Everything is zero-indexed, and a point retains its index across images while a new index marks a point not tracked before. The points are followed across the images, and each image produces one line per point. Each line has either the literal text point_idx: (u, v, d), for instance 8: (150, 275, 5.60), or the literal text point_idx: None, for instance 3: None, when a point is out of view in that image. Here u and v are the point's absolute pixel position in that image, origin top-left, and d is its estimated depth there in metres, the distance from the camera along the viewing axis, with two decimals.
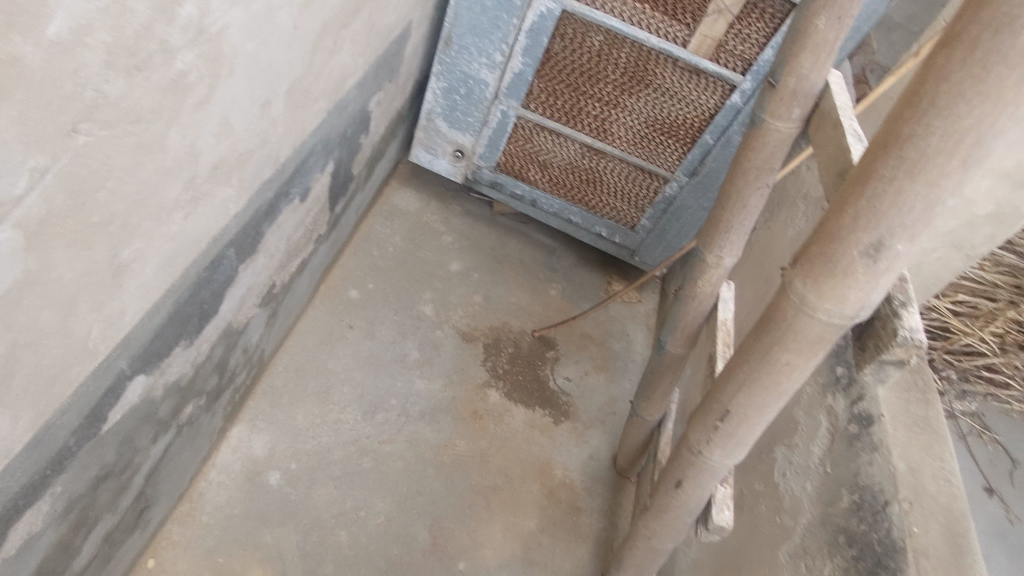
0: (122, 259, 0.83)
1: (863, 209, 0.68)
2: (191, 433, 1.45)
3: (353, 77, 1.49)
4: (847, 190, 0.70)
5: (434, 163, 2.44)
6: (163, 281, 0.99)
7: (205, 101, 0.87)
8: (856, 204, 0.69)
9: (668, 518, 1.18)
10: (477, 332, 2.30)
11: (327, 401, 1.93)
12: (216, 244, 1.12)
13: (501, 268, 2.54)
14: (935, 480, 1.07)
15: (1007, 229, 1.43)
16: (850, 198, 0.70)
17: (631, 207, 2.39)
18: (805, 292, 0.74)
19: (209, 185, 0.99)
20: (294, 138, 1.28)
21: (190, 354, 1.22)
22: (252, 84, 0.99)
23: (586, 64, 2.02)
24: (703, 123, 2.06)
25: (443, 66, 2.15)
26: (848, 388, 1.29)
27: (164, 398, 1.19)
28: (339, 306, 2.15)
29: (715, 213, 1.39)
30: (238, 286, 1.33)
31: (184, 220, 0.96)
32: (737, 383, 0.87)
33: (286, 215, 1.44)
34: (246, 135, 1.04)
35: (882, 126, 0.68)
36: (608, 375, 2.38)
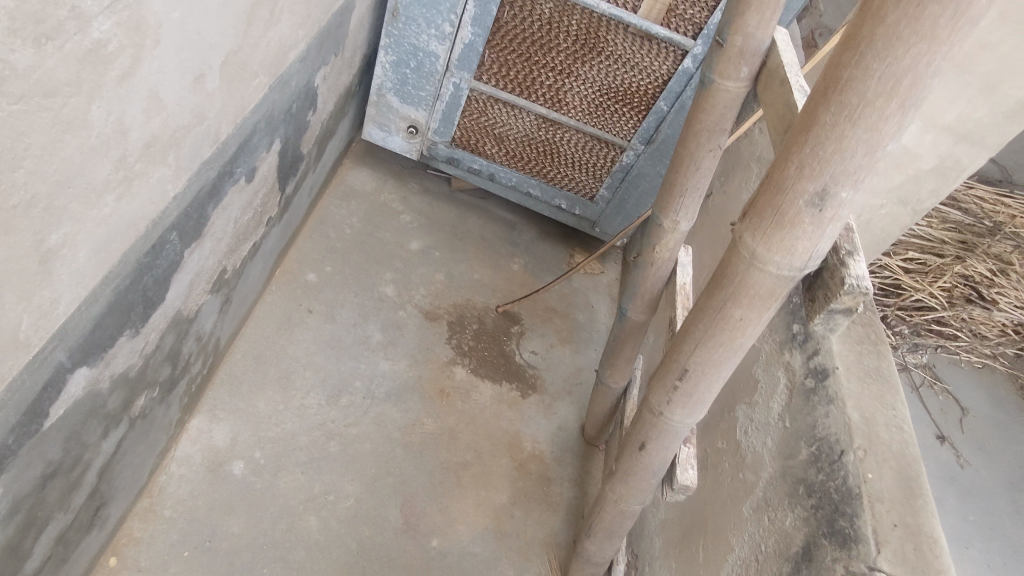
0: (49, 244, 0.79)
1: (807, 157, 0.68)
2: (145, 426, 1.40)
3: (293, 50, 1.44)
4: (792, 140, 0.70)
5: (388, 140, 2.39)
6: (98, 267, 0.94)
7: (129, 73, 0.82)
8: (800, 153, 0.69)
9: (634, 481, 1.19)
10: (441, 310, 2.28)
11: (289, 387, 1.89)
12: (156, 228, 1.07)
13: (462, 244, 2.52)
14: (888, 428, 1.12)
15: (950, 182, 1.47)
16: (794, 148, 0.70)
17: (590, 177, 2.38)
18: (755, 245, 0.75)
19: (143, 165, 0.95)
20: (234, 114, 1.23)
21: (136, 344, 1.18)
22: (182, 55, 0.94)
23: (537, 32, 1.99)
24: (657, 89, 2.05)
25: (391, 38, 2.10)
26: (804, 343, 1.31)
27: (111, 391, 1.15)
28: (297, 290, 2.11)
29: (669, 176, 1.38)
30: (184, 271, 1.28)
31: (117, 202, 0.91)
32: (694, 341, 0.88)
33: (231, 196, 1.39)
34: (179, 111, 0.99)
35: (822, 73, 0.68)
36: (573, 346, 2.39)
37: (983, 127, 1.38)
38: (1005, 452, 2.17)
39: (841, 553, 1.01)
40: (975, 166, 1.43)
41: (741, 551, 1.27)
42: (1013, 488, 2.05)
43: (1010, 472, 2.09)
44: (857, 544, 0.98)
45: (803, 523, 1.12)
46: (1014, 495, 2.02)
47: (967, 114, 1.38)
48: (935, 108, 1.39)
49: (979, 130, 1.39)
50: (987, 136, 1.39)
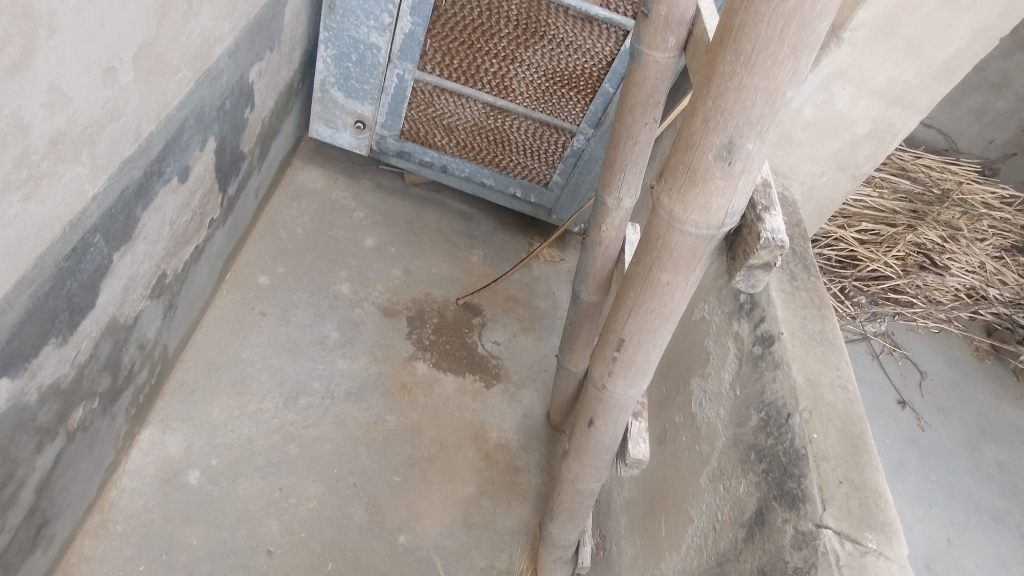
0: None
1: (711, 111, 0.67)
2: (88, 439, 1.35)
3: (220, 44, 1.40)
4: (696, 96, 0.70)
5: (335, 137, 2.35)
6: (9, 272, 0.90)
7: (21, 63, 0.79)
8: (703, 108, 0.68)
9: (588, 458, 1.18)
10: (399, 306, 2.25)
11: (244, 392, 1.85)
12: (75, 230, 1.03)
13: (418, 239, 2.49)
14: (832, 388, 1.15)
15: (885, 145, 1.51)
16: (698, 103, 0.69)
17: (542, 164, 2.38)
18: (672, 206, 0.74)
19: (50, 162, 0.91)
20: (156, 110, 1.19)
21: (66, 352, 1.13)
22: (84, 46, 0.90)
23: (478, 19, 1.97)
24: (602, 72, 2.05)
25: (330, 32, 2.06)
26: (750, 313, 1.32)
27: (41, 404, 1.11)
28: (249, 294, 2.06)
29: (609, 153, 1.38)
30: (115, 276, 1.23)
31: (23, 202, 0.87)
32: (627, 309, 0.87)
33: (163, 197, 1.35)
34: (88, 105, 0.95)
35: (720, 26, 0.67)
36: (536, 334, 2.38)
37: (912, 90, 1.41)
38: (963, 410, 2.22)
39: (790, 514, 1.03)
40: (907, 129, 1.47)
41: (699, 522, 1.27)
42: (971, 446, 2.10)
43: (967, 430, 2.14)
44: (804, 504, 1.00)
45: (755, 488, 1.13)
46: (973, 453, 2.07)
47: (895, 77, 1.40)
48: (865, 73, 1.40)
49: (908, 93, 1.42)
50: (917, 98, 1.42)
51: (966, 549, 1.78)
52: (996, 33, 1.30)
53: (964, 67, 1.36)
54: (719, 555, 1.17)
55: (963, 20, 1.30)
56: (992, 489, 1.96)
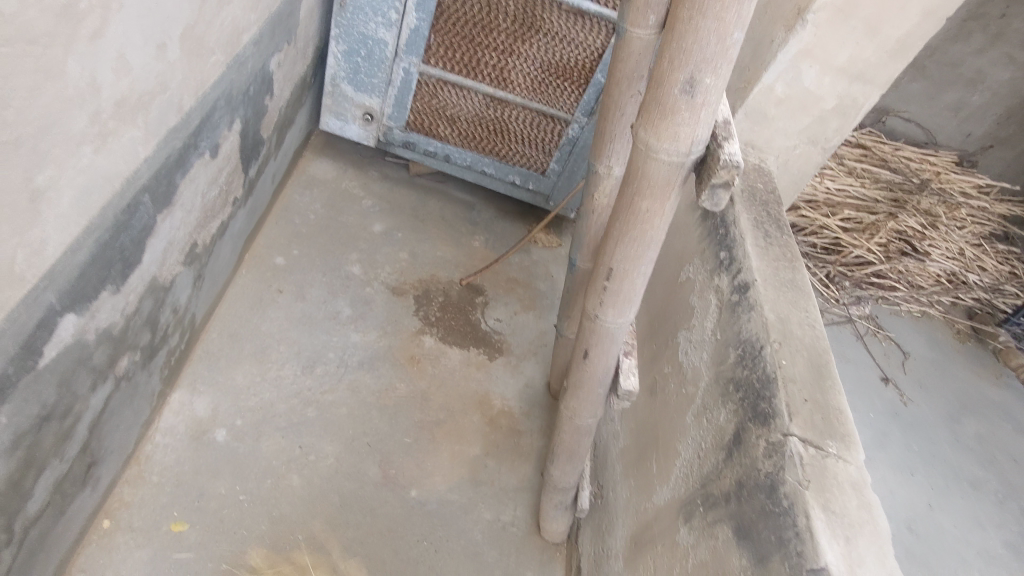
0: (37, 183, 0.89)
1: (675, 52, 0.80)
2: (130, 389, 1.48)
3: (247, 32, 1.55)
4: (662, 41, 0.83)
5: (345, 129, 2.50)
6: (81, 217, 1.04)
7: (99, 32, 0.93)
8: (668, 50, 0.81)
9: (584, 392, 1.31)
10: (407, 285, 2.39)
11: (264, 359, 1.98)
12: (129, 188, 1.17)
13: (424, 225, 2.64)
14: (800, 324, 1.29)
15: (850, 119, 1.66)
16: (664, 48, 0.82)
17: (540, 152, 2.53)
18: (647, 137, 0.87)
19: (115, 122, 1.05)
20: (195, 88, 1.33)
21: (118, 301, 1.27)
22: (143, 22, 1.04)
23: (478, 15, 2.12)
24: (594, 63, 2.20)
25: (341, 29, 2.21)
26: (730, 267, 1.47)
27: (97, 345, 1.24)
28: (266, 273, 2.20)
29: (600, 125, 1.52)
30: (158, 236, 1.37)
31: (93, 154, 1.01)
32: (614, 240, 1.01)
33: (198, 169, 1.49)
34: (144, 75, 1.10)
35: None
36: (536, 312, 2.52)
37: (871, 67, 1.56)
38: (944, 388, 2.36)
39: (762, 429, 1.16)
40: (869, 103, 1.62)
41: (686, 454, 1.40)
42: (949, 419, 2.23)
43: (948, 405, 2.29)
44: (774, 419, 1.14)
45: (733, 415, 1.26)
46: (952, 426, 2.21)
47: (856, 56, 1.55)
48: (829, 52, 1.55)
49: (868, 70, 1.57)
50: (876, 74, 1.57)
51: (945, 511, 1.91)
52: (942, 13, 1.45)
53: (917, 45, 1.51)
54: (702, 478, 1.31)
55: (913, 2, 1.45)
56: (970, 459, 2.09)
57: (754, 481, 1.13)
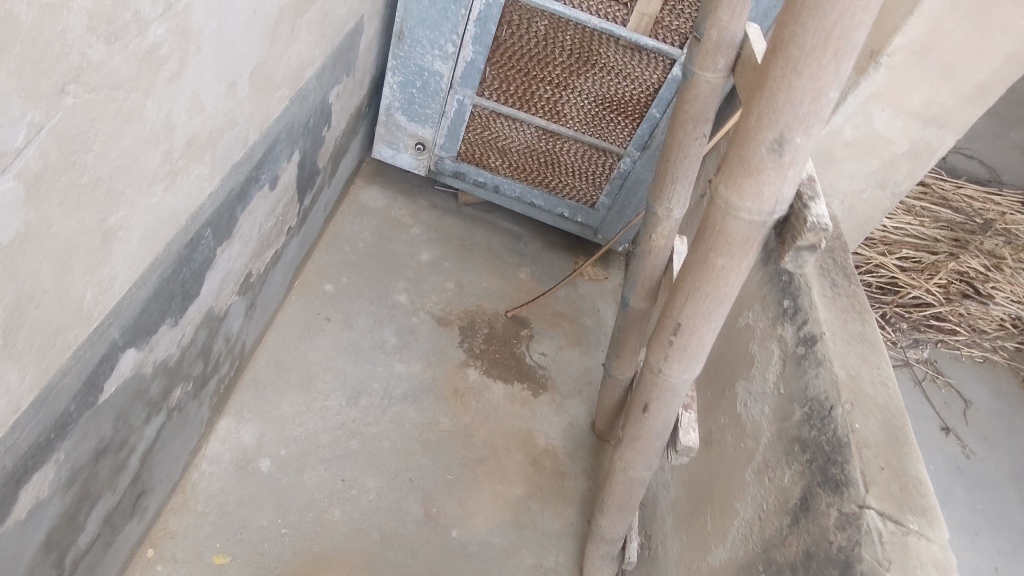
0: (110, 224, 0.89)
1: (765, 109, 0.78)
2: (181, 419, 1.49)
3: (311, 67, 1.56)
4: (750, 97, 0.81)
5: (397, 158, 2.51)
6: (148, 254, 1.04)
7: (176, 74, 0.93)
8: (757, 107, 0.79)
9: (641, 444, 1.26)
10: (452, 316, 2.38)
11: (310, 389, 1.98)
12: (193, 224, 1.18)
13: (471, 255, 2.62)
14: (873, 383, 1.21)
15: (923, 164, 1.59)
16: (752, 103, 0.80)
17: (590, 185, 2.50)
18: (728, 194, 0.84)
19: (185, 161, 1.06)
20: (260, 123, 1.35)
21: (175, 334, 1.28)
22: (218, 62, 1.05)
23: (534, 48, 2.12)
24: (649, 98, 2.18)
25: (397, 60, 2.22)
26: (794, 316, 1.40)
27: (153, 377, 1.24)
28: (315, 301, 2.21)
29: (661, 166, 1.48)
30: (217, 269, 1.38)
31: (163, 193, 1.02)
32: (685, 294, 0.96)
33: (257, 202, 1.50)
34: (215, 114, 1.10)
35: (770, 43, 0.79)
36: (581, 348, 2.48)
37: (947, 110, 1.49)
38: (1009, 445, 2.21)
39: (834, 497, 1.09)
40: (944, 148, 1.55)
41: (744, 514, 1.33)
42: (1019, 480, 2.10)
43: (1014, 463, 2.14)
44: (848, 487, 1.07)
45: (799, 477, 1.20)
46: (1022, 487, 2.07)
47: (931, 99, 1.48)
48: (902, 94, 1.49)
49: (943, 113, 1.50)
50: (952, 118, 1.50)
51: None
52: None
53: (998, 90, 1.44)
54: (764, 541, 1.24)
55: (995, 45, 1.39)
56: None
57: (825, 553, 1.06)
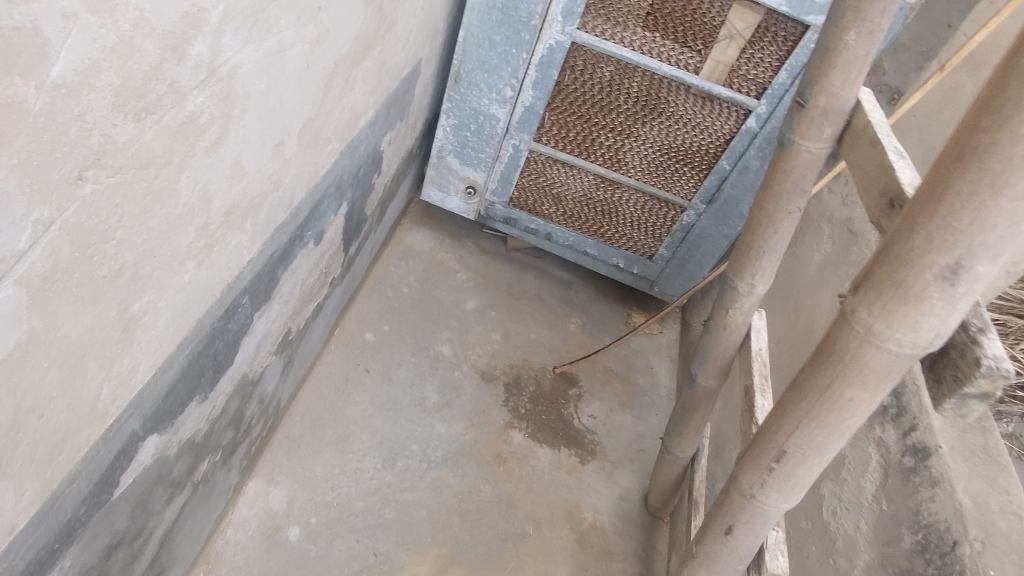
0: (133, 312, 0.79)
1: (940, 228, 0.65)
2: (207, 490, 1.37)
3: (364, 116, 1.46)
4: (915, 210, 0.68)
5: (446, 201, 2.40)
6: (176, 334, 0.93)
7: (217, 142, 0.83)
8: (929, 225, 0.66)
9: (718, 565, 1.09)
10: (497, 371, 2.24)
11: (345, 449, 1.86)
12: (229, 294, 1.07)
13: (518, 304, 2.49)
14: (1005, 516, 1.01)
15: None
16: (920, 219, 0.67)
17: (649, 236, 2.35)
18: (872, 321, 0.72)
19: (223, 231, 0.95)
20: (308, 180, 1.24)
21: (204, 409, 1.17)
22: (264, 124, 0.95)
23: (598, 95, 1.99)
24: (719, 149, 2.02)
25: (452, 103, 2.10)
26: (898, 418, 1.21)
27: (178, 457, 1.13)
28: (355, 350, 2.09)
29: (745, 239, 1.32)
30: (253, 334, 1.27)
31: (196, 268, 0.91)
32: (795, 420, 0.82)
33: (301, 259, 1.40)
34: (258, 177, 1.00)
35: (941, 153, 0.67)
36: (634, 411, 2.31)
37: None
38: None
39: None
40: None
41: None
42: None
43: None
44: None
45: None
46: None
47: None
48: None
49: None
50: None
51: None
52: None
53: None
54: None
55: None
56: None
57: None
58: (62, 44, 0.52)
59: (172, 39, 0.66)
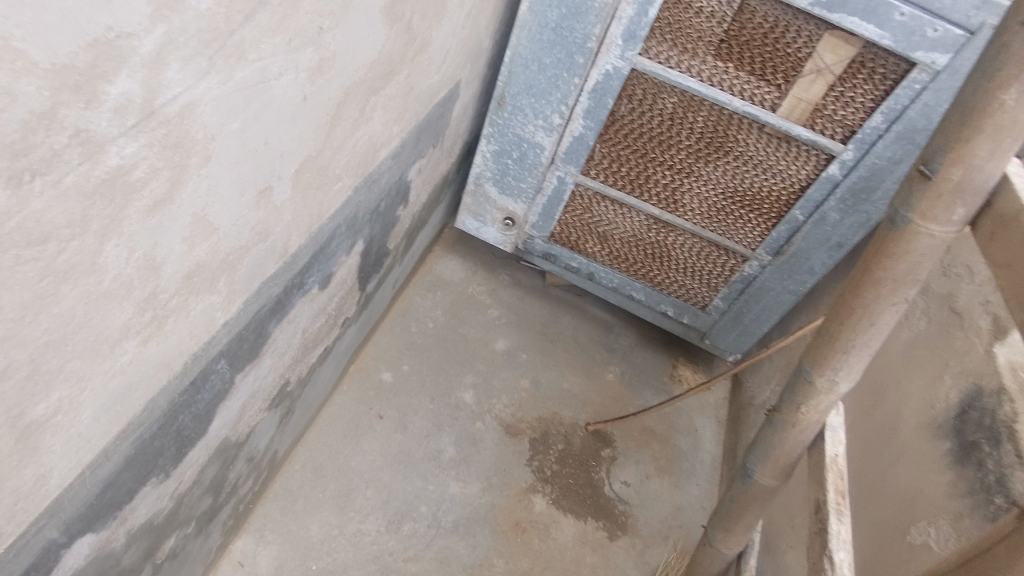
0: (33, 417, 0.60)
1: None
2: (175, 565, 1.20)
3: (386, 147, 1.27)
4: None
5: (482, 231, 2.20)
6: (112, 424, 0.75)
7: (165, 199, 0.64)
8: None
9: None
10: (524, 424, 2.02)
11: (346, 507, 1.67)
12: (198, 363, 0.89)
13: (552, 348, 2.27)
14: None
15: None
16: None
17: (703, 285, 2.10)
18: None
19: (180, 299, 0.77)
20: (308, 225, 1.05)
21: (166, 488, 0.99)
22: (241, 169, 0.76)
23: (657, 128, 1.77)
24: (793, 197, 1.76)
25: (494, 128, 1.90)
26: None
27: (128, 545, 0.96)
28: (369, 392, 1.91)
29: (829, 326, 1.06)
30: (234, 397, 1.09)
31: (141, 346, 0.73)
32: None
33: (301, 307, 1.21)
34: (234, 231, 0.82)
35: None
36: (672, 479, 2.05)
37: None
38: None
39: None
40: None
41: None
42: None
43: None
44: None
45: None
46: None
47: None
48: None
49: None
50: None
51: None
52: None
53: None
54: None
55: None
56: None
57: None
58: None
59: (71, 76, 0.47)
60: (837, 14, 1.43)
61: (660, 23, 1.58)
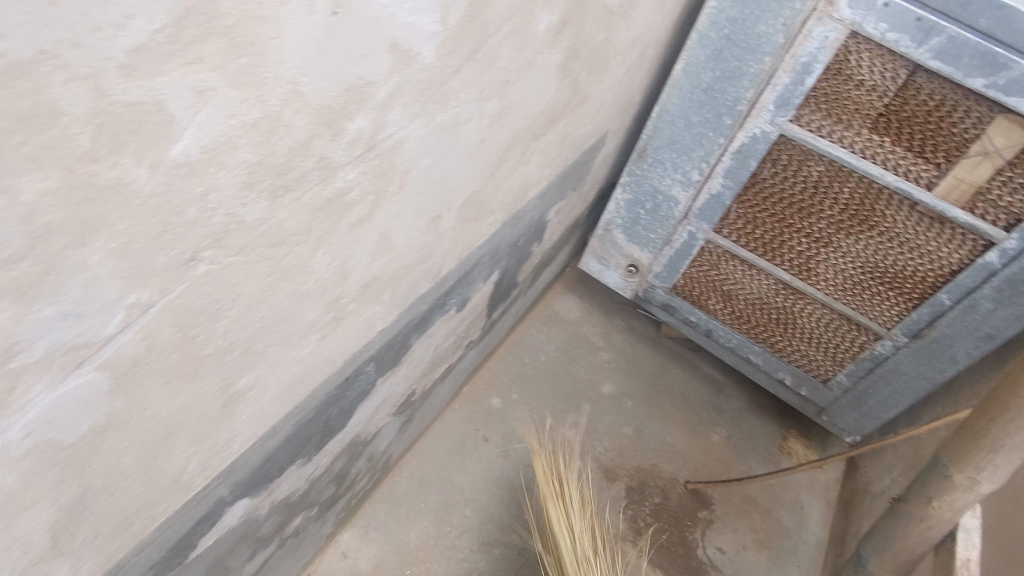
0: (237, 387, 0.71)
1: None
2: (294, 544, 1.32)
3: (536, 188, 1.36)
4: None
5: (604, 274, 2.25)
6: (285, 405, 0.86)
7: (364, 220, 0.75)
8: None
9: None
10: (622, 471, 2.01)
11: (444, 520, 1.75)
12: (353, 362, 0.99)
13: (659, 399, 2.25)
14: None
15: None
16: None
17: (828, 358, 2.02)
18: None
19: (356, 305, 0.87)
20: (460, 252, 1.15)
21: (306, 470, 1.10)
22: (422, 198, 0.86)
23: (800, 194, 1.75)
24: (941, 280, 1.67)
25: (632, 177, 1.95)
26: None
27: (268, 515, 1.07)
28: (478, 414, 1.99)
29: (976, 423, 1.00)
30: (372, 398, 1.20)
31: (320, 340, 0.84)
32: None
33: (439, 325, 1.31)
34: (406, 250, 0.92)
35: None
36: (771, 555, 1.96)
37: None
38: None
39: None
40: None
41: None
42: None
43: None
44: None
45: None
46: None
47: None
48: None
49: None
50: None
51: None
52: None
53: None
54: None
55: None
56: None
57: None
58: (190, 120, 0.45)
59: (327, 114, 0.58)
60: (1015, 98, 1.36)
61: (816, 92, 1.57)
